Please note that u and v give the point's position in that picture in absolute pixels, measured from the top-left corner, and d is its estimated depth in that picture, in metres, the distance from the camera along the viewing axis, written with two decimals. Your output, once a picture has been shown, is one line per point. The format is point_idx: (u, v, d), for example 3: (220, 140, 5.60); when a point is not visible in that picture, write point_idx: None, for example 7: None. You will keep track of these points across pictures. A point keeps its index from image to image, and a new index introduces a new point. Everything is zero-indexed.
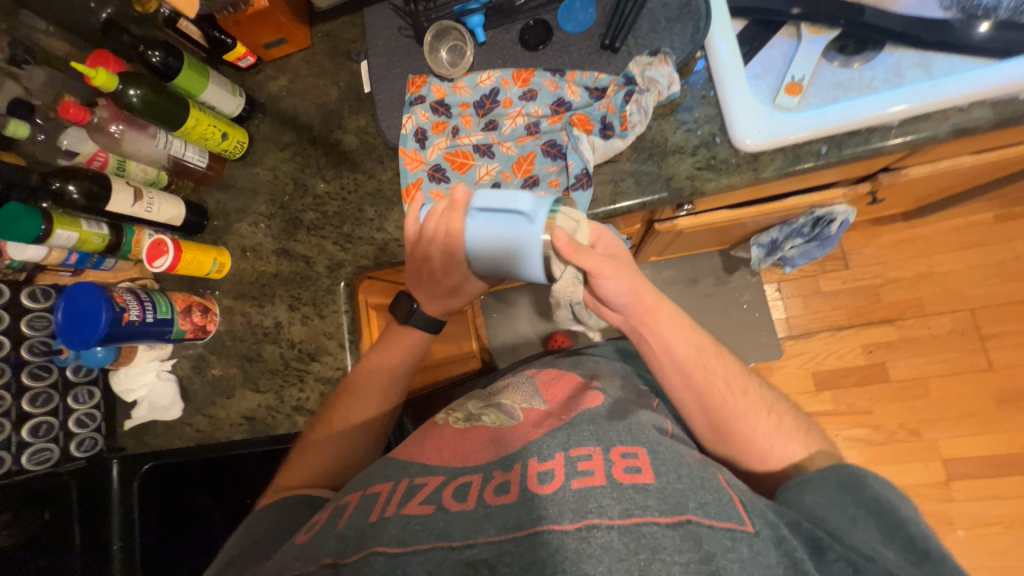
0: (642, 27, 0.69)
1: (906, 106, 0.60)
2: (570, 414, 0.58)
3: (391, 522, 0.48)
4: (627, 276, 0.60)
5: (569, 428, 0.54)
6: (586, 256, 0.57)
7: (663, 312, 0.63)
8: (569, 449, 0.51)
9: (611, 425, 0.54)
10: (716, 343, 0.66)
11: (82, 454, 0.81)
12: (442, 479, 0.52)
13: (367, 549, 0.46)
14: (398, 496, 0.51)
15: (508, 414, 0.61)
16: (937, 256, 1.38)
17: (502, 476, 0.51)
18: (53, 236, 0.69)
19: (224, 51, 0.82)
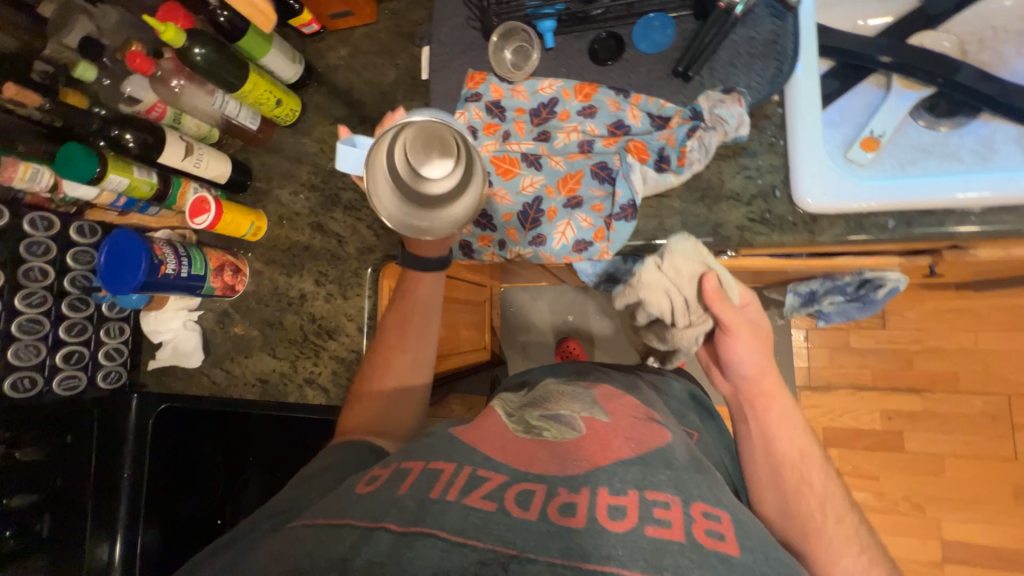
0: (720, 59, 0.65)
1: (976, 197, 0.57)
2: (640, 445, 0.52)
3: (451, 508, 0.45)
4: (756, 350, 0.64)
5: (645, 466, 0.49)
6: (727, 312, 0.62)
7: (775, 402, 0.64)
8: (644, 489, 0.46)
9: (692, 474, 0.49)
10: (825, 459, 0.62)
11: (105, 386, 0.85)
12: (505, 480, 0.48)
13: (426, 528, 0.43)
14: (461, 482, 0.48)
15: (568, 427, 0.56)
16: (983, 332, 1.30)
17: (569, 495, 0.46)
18: (106, 179, 0.71)
19: (291, 16, 0.81)
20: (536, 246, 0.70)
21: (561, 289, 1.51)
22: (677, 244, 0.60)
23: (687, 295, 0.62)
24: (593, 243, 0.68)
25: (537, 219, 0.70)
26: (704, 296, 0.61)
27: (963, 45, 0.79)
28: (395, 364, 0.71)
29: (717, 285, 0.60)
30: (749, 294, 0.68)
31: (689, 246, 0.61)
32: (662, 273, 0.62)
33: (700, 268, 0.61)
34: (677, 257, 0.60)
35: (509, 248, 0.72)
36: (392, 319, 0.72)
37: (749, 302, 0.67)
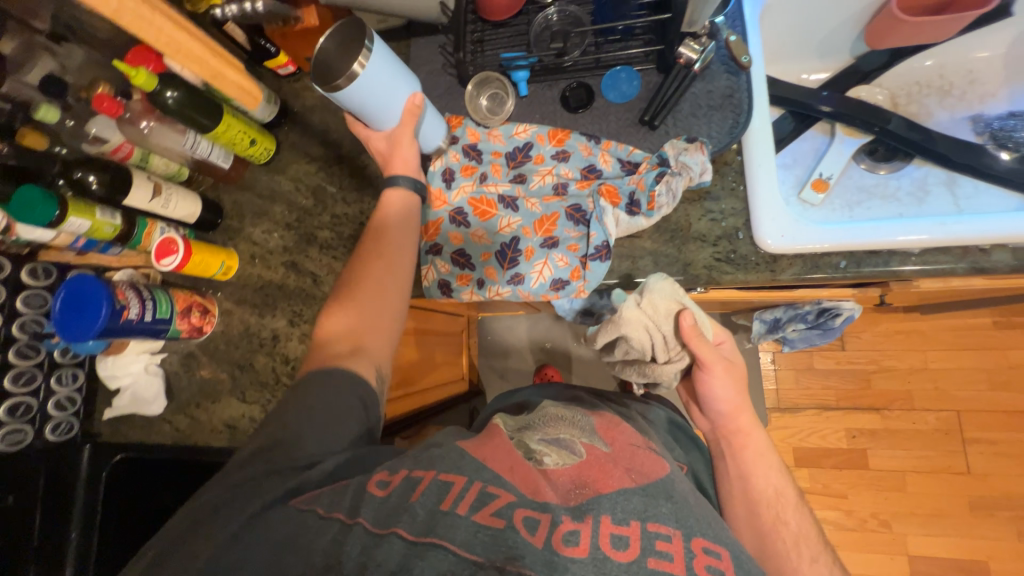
0: (682, 110, 0.70)
1: (926, 238, 0.62)
2: (642, 476, 0.52)
3: (460, 523, 0.47)
4: (734, 388, 0.68)
5: (646, 496, 0.49)
6: (704, 349, 0.64)
7: (753, 440, 0.68)
8: (647, 522, 0.47)
9: (692, 508, 0.50)
10: (799, 498, 0.66)
11: (54, 438, 0.79)
12: (513, 498, 0.49)
13: (437, 538, 0.46)
14: (470, 497, 0.49)
15: (569, 452, 0.58)
16: (931, 352, 1.40)
17: (572, 523, 0.46)
18: (65, 223, 0.68)
19: (266, 57, 0.82)
20: (514, 284, 0.71)
21: (538, 318, 1.52)
22: (655, 284, 0.63)
23: (666, 331, 0.64)
24: (570, 282, 0.69)
25: (515, 258, 0.71)
26: (681, 332, 0.63)
27: (894, 98, 0.87)
28: (367, 285, 0.67)
29: (693, 322, 0.63)
30: (724, 333, 0.72)
31: (666, 285, 0.63)
32: (640, 311, 0.63)
33: (676, 306, 0.63)
34: (654, 296, 0.62)
35: (488, 287, 0.72)
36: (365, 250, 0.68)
37: (724, 340, 0.72)
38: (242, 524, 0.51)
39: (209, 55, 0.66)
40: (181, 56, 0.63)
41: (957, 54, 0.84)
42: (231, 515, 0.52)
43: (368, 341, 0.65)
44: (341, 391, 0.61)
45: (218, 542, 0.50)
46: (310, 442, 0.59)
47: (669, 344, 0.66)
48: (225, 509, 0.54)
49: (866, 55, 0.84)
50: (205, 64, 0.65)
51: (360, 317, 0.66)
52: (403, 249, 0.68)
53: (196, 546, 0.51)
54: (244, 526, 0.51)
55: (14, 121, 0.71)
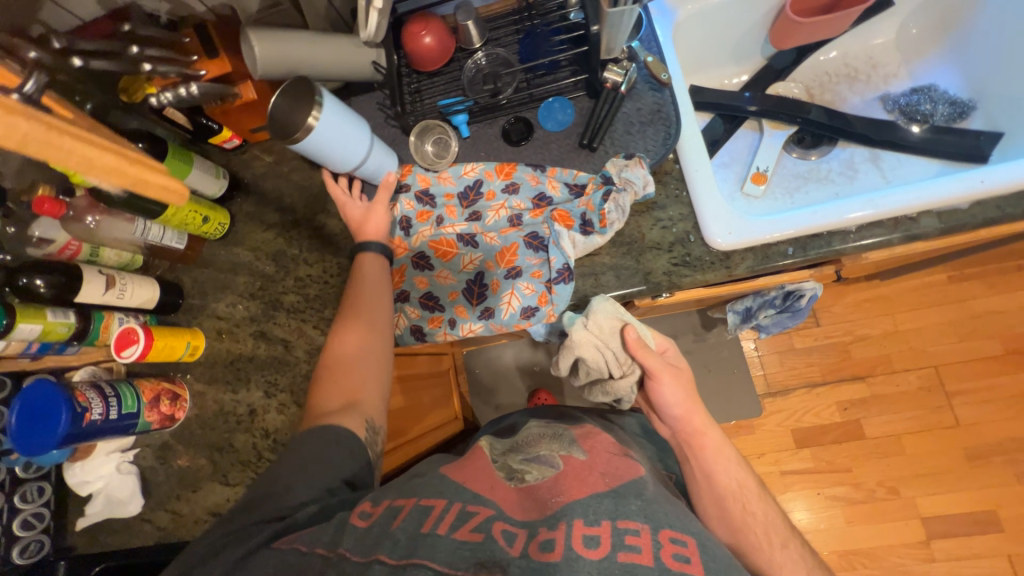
0: (617, 129, 0.74)
1: (870, 212, 0.66)
2: (615, 476, 0.53)
3: (442, 542, 0.48)
4: (681, 390, 0.67)
5: (616, 497, 0.50)
6: (649, 357, 0.66)
7: (711, 439, 0.66)
8: (617, 520, 0.47)
9: (660, 501, 0.51)
10: (761, 487, 0.65)
11: (22, 561, 0.73)
12: (490, 514, 0.52)
13: (417, 558, 0.46)
14: (450, 518, 0.51)
15: (548, 465, 0.58)
16: (899, 314, 1.45)
17: (547, 532, 0.47)
18: (15, 330, 0.66)
19: (210, 134, 0.82)
20: (485, 318, 0.71)
21: (522, 343, 1.52)
22: (597, 305, 0.66)
23: (615, 348, 0.67)
24: (539, 308, 0.70)
25: (482, 293, 0.72)
26: (628, 346, 0.65)
27: (809, 90, 0.93)
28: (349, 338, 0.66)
29: (637, 335, 0.65)
30: (665, 340, 0.73)
31: (609, 305, 0.67)
32: (588, 332, 0.66)
33: (619, 323, 0.66)
34: (598, 316, 0.66)
35: (461, 325, 0.72)
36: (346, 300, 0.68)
37: (667, 347, 0.73)
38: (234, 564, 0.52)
39: (126, 164, 0.50)
40: (94, 172, 0.48)
41: (856, 44, 0.92)
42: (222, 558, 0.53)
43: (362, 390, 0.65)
44: (334, 446, 0.60)
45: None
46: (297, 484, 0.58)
47: (619, 360, 0.67)
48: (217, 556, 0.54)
49: (776, 54, 0.91)
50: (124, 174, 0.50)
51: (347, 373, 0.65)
52: (382, 292, 0.68)
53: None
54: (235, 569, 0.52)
55: None
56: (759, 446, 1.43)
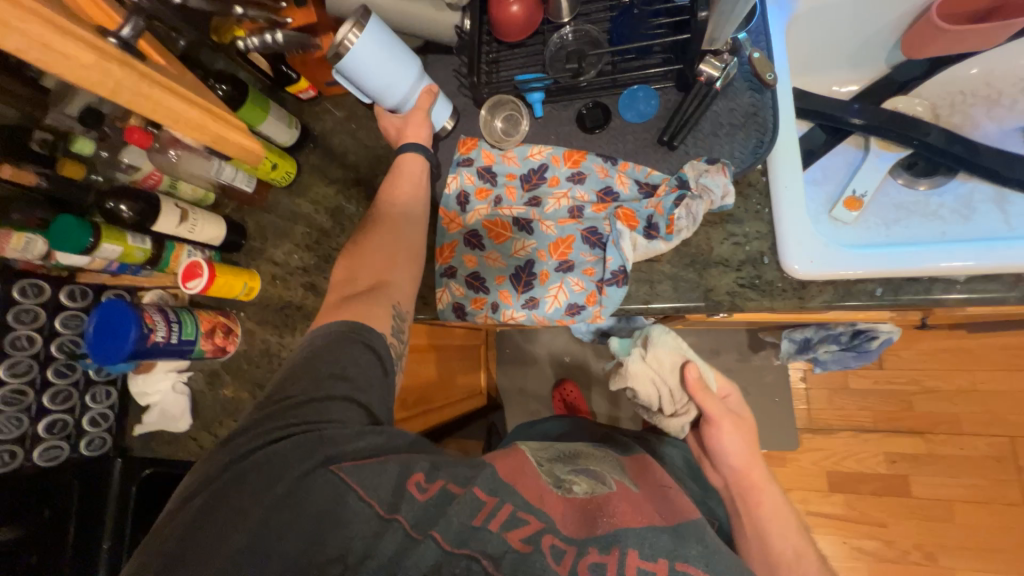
0: (703, 129, 0.68)
1: (973, 264, 0.57)
2: (672, 514, 0.54)
3: (492, 538, 0.51)
4: (743, 442, 0.66)
5: (675, 536, 0.50)
6: (707, 400, 0.65)
7: (768, 495, 0.65)
8: (675, 561, 0.48)
9: (720, 553, 0.50)
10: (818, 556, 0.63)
11: (88, 453, 0.83)
12: (542, 526, 0.52)
13: (470, 551, 0.50)
14: (502, 516, 0.53)
15: (598, 482, 0.61)
16: (980, 372, 1.30)
17: (598, 555, 0.49)
18: (99, 248, 0.71)
19: (288, 83, 0.82)
20: (529, 308, 0.70)
21: (556, 332, 1.50)
22: (658, 337, 0.66)
23: (671, 385, 0.65)
24: (586, 307, 0.68)
25: (530, 281, 0.70)
26: (687, 385, 0.64)
27: (935, 108, 0.82)
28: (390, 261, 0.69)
29: (698, 375, 0.64)
30: (728, 386, 0.72)
31: (670, 339, 0.66)
32: (646, 365, 0.65)
33: (679, 359, 0.66)
34: (658, 349, 0.65)
35: (503, 311, 0.71)
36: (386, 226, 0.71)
37: (729, 393, 0.72)
38: (285, 493, 0.54)
39: (211, 121, 0.59)
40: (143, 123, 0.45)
41: (1008, 62, 0.78)
42: (271, 485, 0.55)
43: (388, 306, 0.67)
44: (364, 353, 0.62)
45: (269, 500, 0.54)
46: (336, 409, 0.59)
47: (673, 398, 0.66)
48: (263, 470, 0.55)
49: (902, 64, 0.79)
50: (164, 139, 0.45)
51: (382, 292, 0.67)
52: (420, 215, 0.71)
53: (243, 502, 0.54)
54: (285, 497, 0.54)
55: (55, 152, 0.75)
56: (787, 481, 1.35)
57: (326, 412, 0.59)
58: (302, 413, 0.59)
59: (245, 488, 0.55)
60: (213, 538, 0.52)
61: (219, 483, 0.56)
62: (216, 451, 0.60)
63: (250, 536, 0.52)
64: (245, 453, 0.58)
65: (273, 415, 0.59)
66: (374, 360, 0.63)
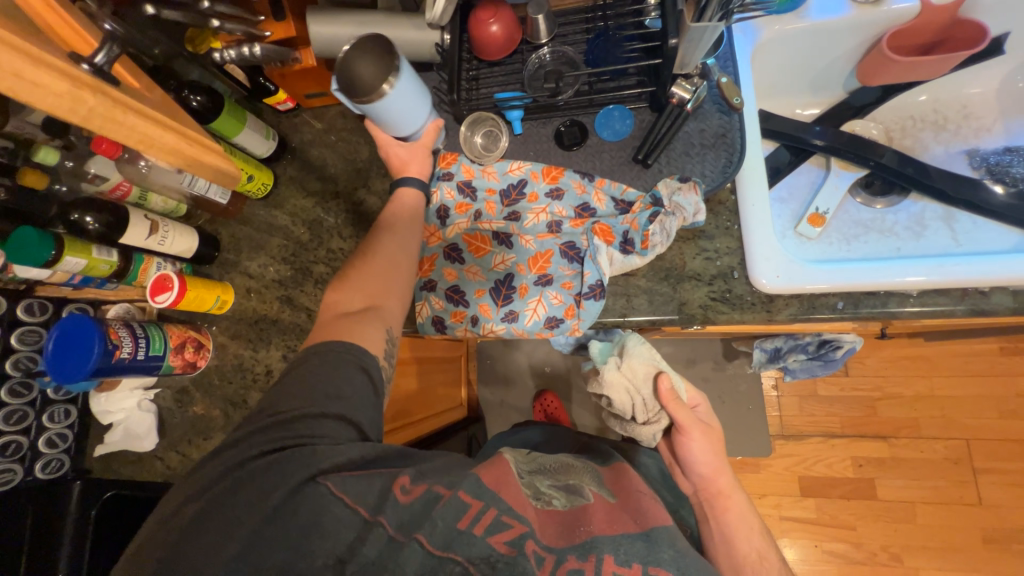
0: (676, 148, 0.70)
1: (925, 279, 0.61)
2: (645, 520, 0.56)
3: (476, 542, 0.51)
4: (711, 450, 0.68)
5: (648, 541, 0.53)
6: (681, 411, 0.66)
7: (734, 502, 0.68)
8: (648, 565, 0.51)
9: (692, 558, 0.53)
10: (780, 561, 0.66)
11: (43, 476, 0.79)
12: (525, 530, 0.53)
13: (453, 553, 0.51)
14: (485, 520, 0.53)
15: (577, 495, 0.61)
16: (937, 378, 1.37)
17: (577, 562, 0.50)
18: (61, 262, 0.69)
19: (265, 95, 0.82)
20: (508, 322, 0.70)
21: (537, 342, 1.51)
22: (633, 348, 0.68)
23: (645, 395, 0.66)
24: (564, 320, 0.69)
25: (509, 295, 0.71)
26: (659, 396, 0.65)
27: (888, 132, 0.87)
28: (372, 268, 0.67)
29: (670, 387, 0.65)
30: (698, 395, 0.73)
31: (645, 349, 0.68)
32: (621, 375, 0.66)
33: (653, 370, 0.67)
34: (633, 359, 0.67)
35: (482, 324, 0.71)
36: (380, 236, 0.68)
37: (698, 403, 0.73)
38: (276, 508, 0.53)
39: (190, 146, 0.61)
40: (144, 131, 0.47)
41: (951, 89, 0.84)
42: (263, 499, 0.53)
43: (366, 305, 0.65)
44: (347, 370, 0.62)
45: (260, 514, 0.52)
46: (325, 425, 0.58)
47: (648, 407, 0.66)
48: (257, 482, 0.54)
49: (858, 90, 0.84)
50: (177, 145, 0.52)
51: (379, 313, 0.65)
52: (412, 223, 0.70)
53: (236, 515, 0.52)
54: (276, 511, 0.53)
55: (15, 161, 0.72)
56: (762, 487, 1.39)
57: (320, 427, 0.57)
58: (294, 427, 0.57)
59: (231, 507, 0.53)
60: (203, 549, 0.51)
61: (213, 494, 0.53)
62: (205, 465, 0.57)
63: (241, 550, 0.51)
64: (239, 464, 0.55)
65: (267, 431, 0.58)
66: (366, 379, 0.61)
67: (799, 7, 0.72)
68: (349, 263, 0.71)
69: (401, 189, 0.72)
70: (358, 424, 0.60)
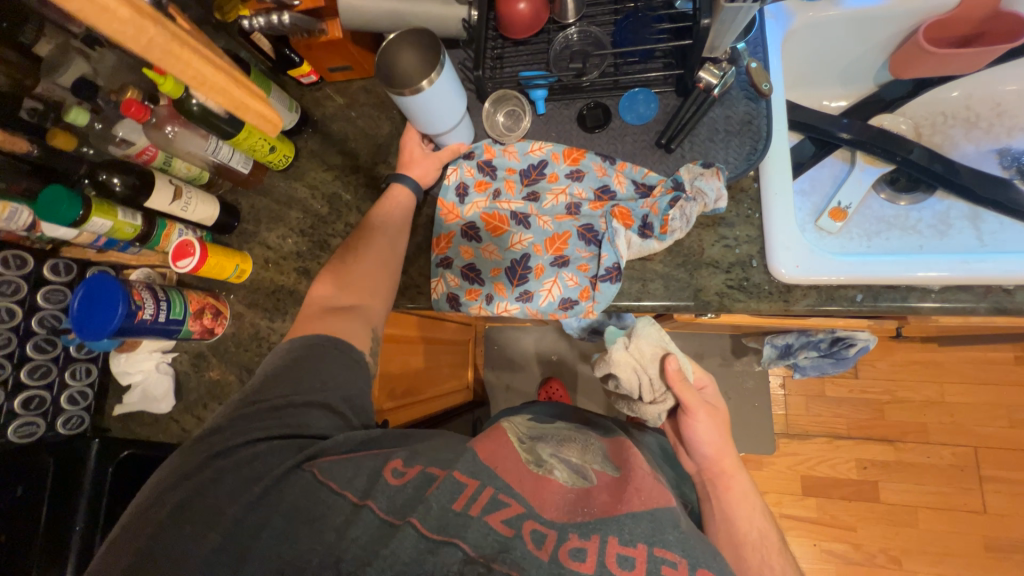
0: (700, 134, 0.70)
1: (948, 274, 0.61)
2: (652, 498, 0.53)
3: (473, 523, 0.51)
4: (714, 431, 0.68)
5: (653, 521, 0.51)
6: (686, 391, 0.65)
7: (737, 482, 0.68)
8: (654, 546, 0.49)
9: (698, 539, 0.51)
10: (782, 543, 0.66)
11: (65, 432, 0.81)
12: (523, 510, 0.53)
13: (449, 536, 0.50)
14: (483, 500, 0.53)
15: (579, 475, 0.60)
16: (948, 385, 1.36)
17: (579, 541, 0.49)
18: (88, 222, 0.70)
19: (289, 66, 0.82)
20: (522, 301, 0.71)
21: (545, 330, 1.52)
22: (643, 329, 0.66)
23: (651, 374, 0.65)
24: (579, 302, 0.69)
25: (525, 275, 0.71)
26: (665, 376, 0.65)
27: (918, 127, 0.85)
28: (362, 270, 0.71)
29: (678, 367, 0.65)
30: (705, 377, 0.73)
31: (653, 331, 0.66)
32: (628, 354, 0.65)
33: (660, 351, 0.66)
34: (642, 340, 0.65)
35: (496, 303, 0.72)
36: (377, 238, 0.73)
37: (706, 384, 0.73)
38: (261, 493, 0.56)
39: (233, 85, 0.53)
40: (205, 89, 0.50)
41: (986, 86, 0.82)
42: (249, 486, 0.57)
43: (370, 294, 0.71)
44: (341, 358, 0.67)
45: (245, 501, 0.55)
46: (313, 415, 0.63)
47: (653, 390, 0.66)
48: (242, 472, 0.58)
49: (889, 83, 0.83)
50: (229, 95, 0.52)
51: (372, 312, 0.71)
52: (397, 230, 0.74)
53: (219, 502, 0.56)
54: (261, 497, 0.56)
55: (44, 121, 0.74)
56: (763, 484, 1.39)
57: (305, 418, 0.63)
58: (280, 416, 0.62)
59: (222, 489, 0.57)
60: (189, 534, 0.53)
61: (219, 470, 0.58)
62: (193, 450, 0.60)
63: (224, 535, 0.53)
64: (225, 451, 0.59)
65: (256, 417, 0.62)
66: (351, 375, 0.67)
67: None
68: (370, 242, 0.73)
69: (396, 186, 0.75)
70: (344, 415, 0.65)
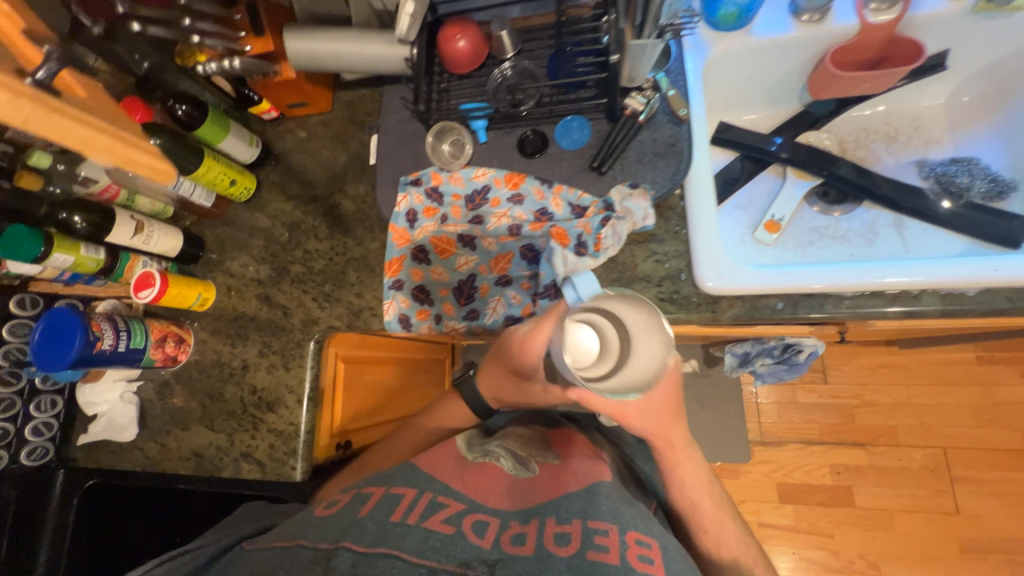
0: (630, 157, 0.74)
1: (858, 281, 0.64)
2: (586, 479, 0.59)
3: (411, 531, 0.51)
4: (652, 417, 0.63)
5: (588, 498, 0.55)
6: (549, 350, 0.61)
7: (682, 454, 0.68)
8: (588, 518, 0.52)
9: (626, 507, 0.55)
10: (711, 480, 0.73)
11: (30, 463, 0.83)
12: (463, 508, 0.55)
13: (388, 546, 0.48)
14: (421, 508, 0.54)
15: (522, 464, 0.64)
16: (913, 386, 1.38)
17: (519, 527, 0.53)
18: (50, 258, 0.73)
19: (250, 105, 0.87)
20: (469, 320, 0.78)
21: None
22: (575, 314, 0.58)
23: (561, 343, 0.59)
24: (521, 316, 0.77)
25: (471, 294, 0.78)
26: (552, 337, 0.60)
27: (842, 143, 0.90)
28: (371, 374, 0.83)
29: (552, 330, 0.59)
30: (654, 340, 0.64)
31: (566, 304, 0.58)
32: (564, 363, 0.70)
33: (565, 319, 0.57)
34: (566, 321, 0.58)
35: (445, 322, 0.78)
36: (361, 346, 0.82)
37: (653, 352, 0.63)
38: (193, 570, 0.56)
39: (122, 146, 0.57)
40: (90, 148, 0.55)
41: (902, 103, 0.88)
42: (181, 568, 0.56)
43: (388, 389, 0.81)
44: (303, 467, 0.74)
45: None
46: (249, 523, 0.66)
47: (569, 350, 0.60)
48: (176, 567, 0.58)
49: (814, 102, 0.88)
50: (116, 153, 0.57)
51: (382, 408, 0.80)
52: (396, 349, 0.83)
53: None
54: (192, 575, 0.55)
55: (14, 164, 0.78)
56: (740, 493, 1.39)
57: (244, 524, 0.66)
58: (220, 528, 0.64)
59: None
60: None
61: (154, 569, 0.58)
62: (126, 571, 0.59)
63: None
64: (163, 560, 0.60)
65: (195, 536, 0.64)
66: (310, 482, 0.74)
67: (748, 24, 0.76)
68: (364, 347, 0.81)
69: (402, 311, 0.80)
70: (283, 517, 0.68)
